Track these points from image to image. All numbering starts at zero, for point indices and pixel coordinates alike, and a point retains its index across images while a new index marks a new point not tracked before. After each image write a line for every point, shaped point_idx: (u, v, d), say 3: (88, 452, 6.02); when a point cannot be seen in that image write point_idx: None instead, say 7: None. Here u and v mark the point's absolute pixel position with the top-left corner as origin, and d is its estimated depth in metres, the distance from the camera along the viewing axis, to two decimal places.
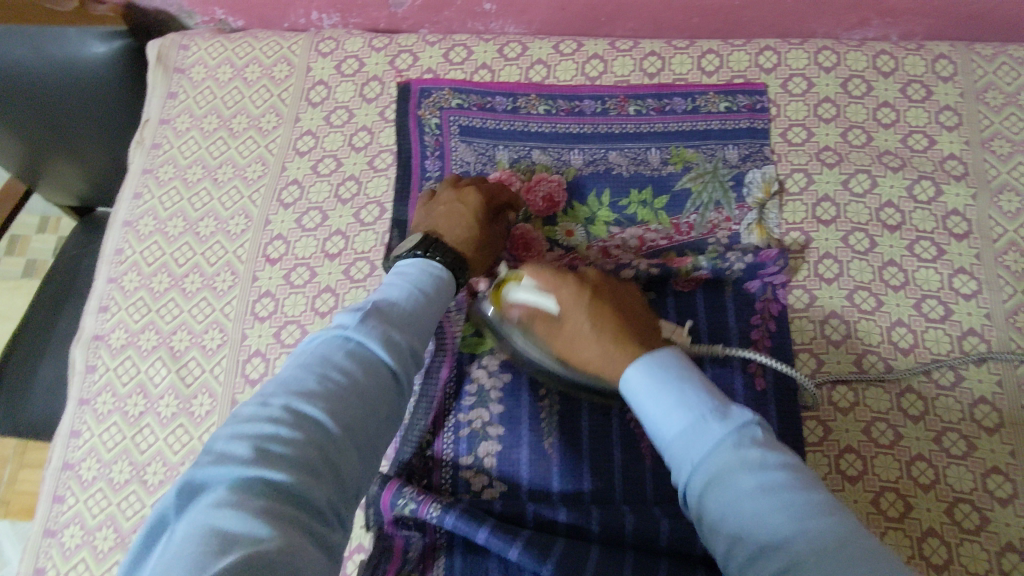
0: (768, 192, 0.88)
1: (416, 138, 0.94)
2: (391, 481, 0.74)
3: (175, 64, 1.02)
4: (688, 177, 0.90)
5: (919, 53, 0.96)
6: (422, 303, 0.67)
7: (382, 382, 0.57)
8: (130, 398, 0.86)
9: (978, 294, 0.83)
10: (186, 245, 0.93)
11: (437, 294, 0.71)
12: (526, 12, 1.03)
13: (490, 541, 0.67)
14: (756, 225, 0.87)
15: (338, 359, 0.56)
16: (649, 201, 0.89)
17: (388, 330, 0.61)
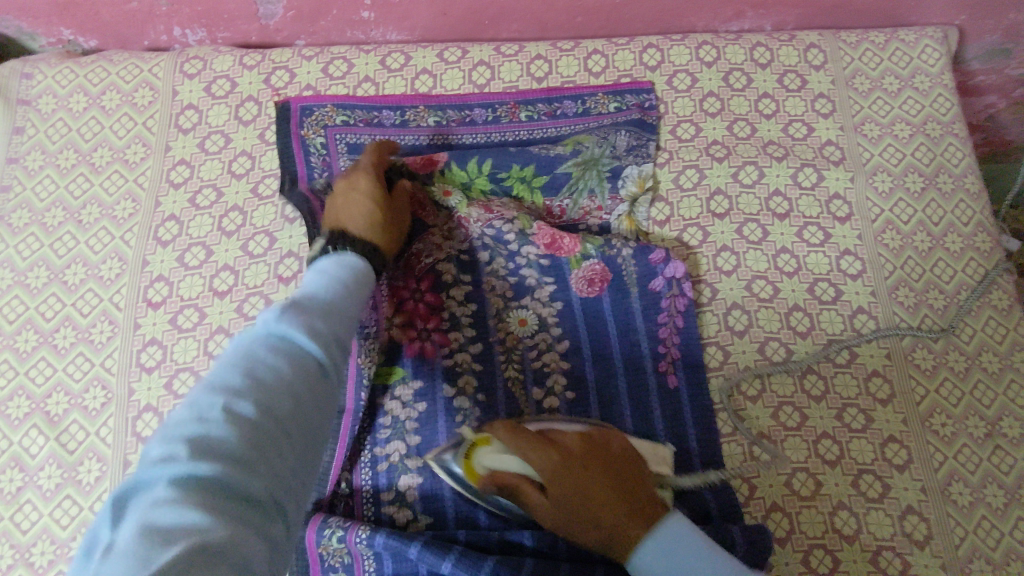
0: (642, 187, 0.90)
1: (302, 159, 0.89)
2: (314, 518, 0.74)
3: (19, 96, 0.92)
4: (574, 162, 0.89)
5: (792, 44, 0.99)
6: (351, 289, 0.62)
7: (315, 377, 0.51)
8: (4, 474, 0.78)
9: (863, 273, 0.88)
10: (52, 297, 0.84)
11: (359, 288, 0.64)
12: (407, 18, 0.99)
13: (423, 553, 0.69)
14: (626, 217, 0.89)
15: (265, 358, 0.49)
16: (528, 179, 0.89)
17: (312, 318, 0.54)
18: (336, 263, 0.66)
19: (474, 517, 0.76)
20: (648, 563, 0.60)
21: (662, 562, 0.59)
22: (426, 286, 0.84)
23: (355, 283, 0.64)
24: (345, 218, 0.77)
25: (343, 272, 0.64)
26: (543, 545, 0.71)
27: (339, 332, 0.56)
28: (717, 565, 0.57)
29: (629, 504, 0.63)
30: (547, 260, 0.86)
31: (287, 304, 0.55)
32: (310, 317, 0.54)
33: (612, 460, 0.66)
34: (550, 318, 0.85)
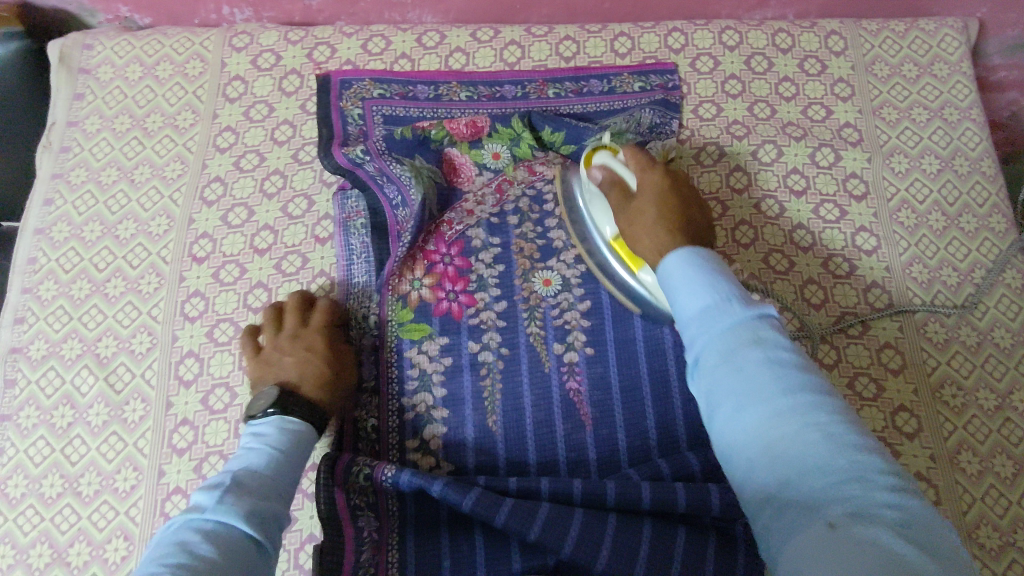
0: (667, 159, 0.91)
1: (340, 127, 0.94)
2: (342, 455, 0.77)
3: (79, 65, 0.98)
4: (601, 135, 0.92)
5: (813, 30, 1.02)
6: (284, 466, 0.65)
7: (250, 553, 0.55)
8: (56, 410, 0.83)
9: (878, 249, 0.90)
10: (105, 250, 0.90)
11: (297, 454, 0.68)
12: (442, 1, 1.04)
13: (444, 496, 0.72)
14: None
15: (196, 547, 0.52)
16: (558, 146, 0.94)
17: (248, 503, 0.58)
18: (273, 431, 0.68)
19: (493, 462, 0.80)
20: (696, 305, 0.54)
21: (685, 292, 0.55)
22: (455, 251, 0.89)
23: (289, 457, 0.66)
24: (289, 376, 0.75)
25: (283, 440, 0.67)
26: (560, 492, 0.74)
27: (280, 511, 0.61)
28: (750, 300, 0.54)
29: (727, 294, 0.53)
30: None
31: (230, 487, 0.59)
32: (246, 502, 0.58)
33: (719, 275, 0.55)
34: (574, 280, 0.88)
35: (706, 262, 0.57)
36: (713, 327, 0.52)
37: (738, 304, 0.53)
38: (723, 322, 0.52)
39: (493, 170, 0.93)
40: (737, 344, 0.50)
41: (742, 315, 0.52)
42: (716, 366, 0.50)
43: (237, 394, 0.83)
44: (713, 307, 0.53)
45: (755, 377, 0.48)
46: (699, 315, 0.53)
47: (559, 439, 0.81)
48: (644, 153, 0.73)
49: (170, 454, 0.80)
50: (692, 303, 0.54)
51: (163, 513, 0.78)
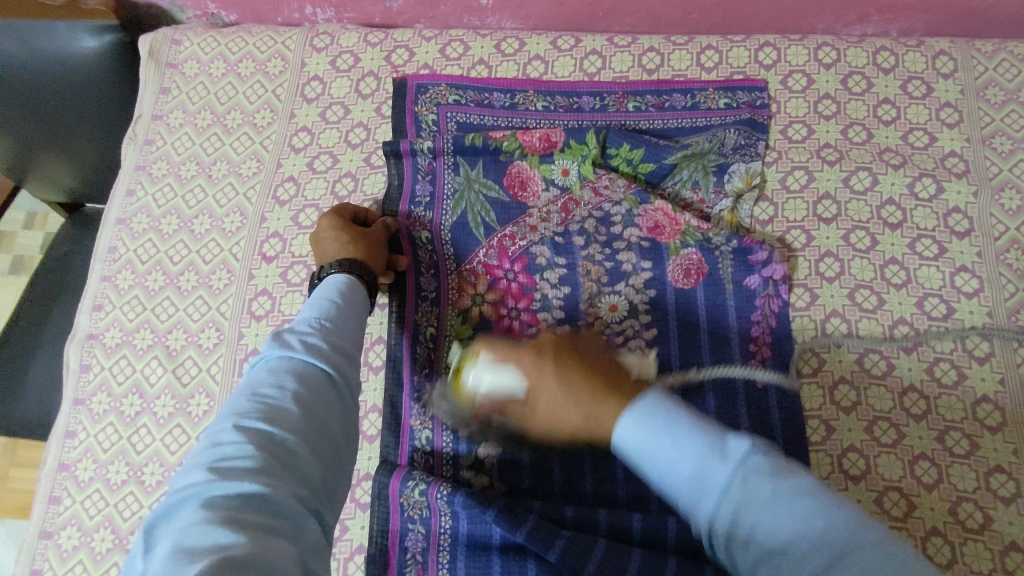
0: (749, 184, 0.88)
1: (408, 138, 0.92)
2: (397, 469, 0.77)
3: (167, 59, 1.00)
4: (681, 154, 0.90)
5: (920, 50, 0.95)
6: (342, 310, 0.69)
7: (321, 382, 0.59)
8: (126, 398, 0.85)
9: (979, 292, 0.83)
10: (180, 243, 0.92)
11: (358, 303, 0.72)
12: (524, 7, 1.02)
13: (498, 521, 0.70)
14: (727, 213, 0.88)
15: (269, 384, 0.57)
16: (635, 162, 0.91)
17: (296, 339, 0.62)
18: (324, 288, 0.72)
19: (548, 488, 0.78)
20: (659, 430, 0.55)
21: (656, 459, 0.55)
22: (518, 267, 0.87)
23: (344, 304, 0.70)
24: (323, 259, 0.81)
25: (330, 294, 0.70)
26: (618, 525, 0.73)
27: (345, 343, 0.65)
28: (719, 441, 0.53)
29: (700, 453, 0.52)
30: (648, 243, 0.87)
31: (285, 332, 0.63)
32: (291, 346, 0.61)
33: (673, 424, 0.55)
34: (641, 306, 0.85)
35: (650, 409, 0.56)
36: (705, 496, 0.52)
37: (717, 458, 0.52)
38: (674, 425, 0.55)
39: (560, 187, 0.90)
40: (741, 503, 0.50)
41: (724, 472, 0.51)
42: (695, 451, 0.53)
43: None
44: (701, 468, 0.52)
45: (668, 438, 0.54)
46: (687, 485, 0.53)
47: (618, 472, 0.78)
48: (502, 348, 0.75)
49: None
50: (674, 473, 0.53)
51: None
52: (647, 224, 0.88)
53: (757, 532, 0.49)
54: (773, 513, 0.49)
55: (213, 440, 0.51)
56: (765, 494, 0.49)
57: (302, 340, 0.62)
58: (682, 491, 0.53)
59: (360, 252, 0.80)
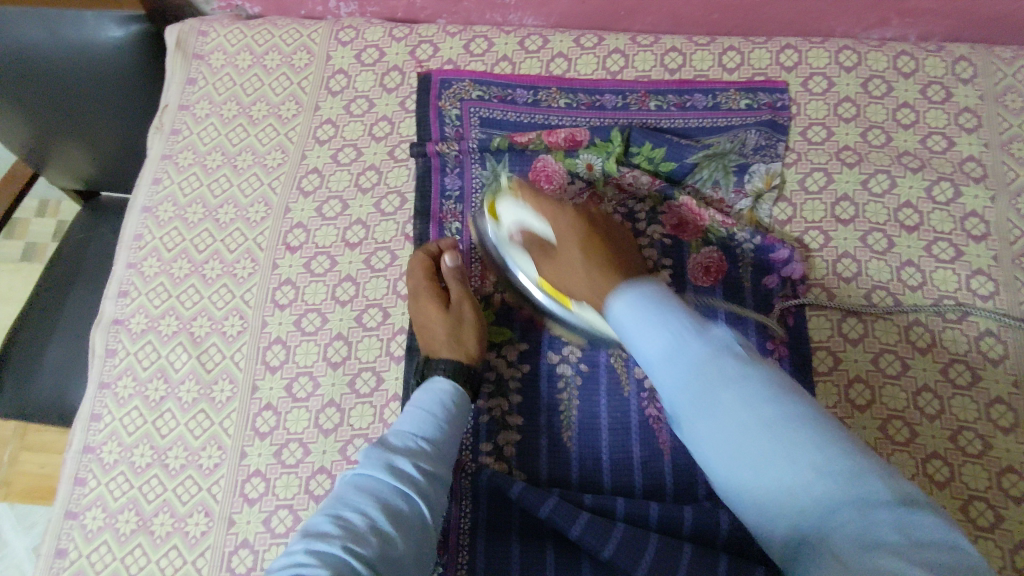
0: (769, 184, 0.90)
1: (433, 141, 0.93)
2: None
3: (194, 50, 1.01)
4: (703, 154, 0.91)
5: (940, 55, 0.96)
6: (448, 451, 0.72)
7: (414, 529, 0.63)
8: (151, 383, 0.86)
9: (995, 295, 0.84)
10: (205, 232, 0.93)
11: (456, 411, 0.75)
12: (546, 5, 1.03)
13: (520, 500, 0.73)
14: (747, 213, 0.89)
15: (395, 473, 0.66)
16: (657, 160, 0.92)
17: (390, 459, 0.67)
18: (430, 393, 0.75)
19: (566, 478, 0.80)
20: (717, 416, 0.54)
21: (638, 336, 0.61)
22: None
23: (456, 412, 0.75)
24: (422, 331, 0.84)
25: (432, 401, 0.74)
26: (635, 514, 0.74)
27: (425, 466, 0.68)
28: (701, 326, 0.59)
29: (679, 328, 0.58)
30: (669, 241, 0.89)
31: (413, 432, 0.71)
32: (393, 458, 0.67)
33: (664, 309, 0.60)
34: None
35: (643, 296, 0.62)
36: (674, 369, 0.57)
37: (694, 337, 0.58)
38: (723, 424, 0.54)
39: (585, 182, 0.91)
40: (707, 385, 0.55)
41: (697, 348, 0.57)
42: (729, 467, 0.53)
43: (320, 384, 0.85)
44: (674, 347, 0.58)
45: (648, 315, 0.61)
46: (661, 361, 0.58)
47: (636, 465, 0.80)
48: (546, 203, 0.77)
49: (253, 437, 0.83)
50: (653, 343, 0.59)
51: (243, 493, 0.81)
52: (671, 221, 0.89)
53: (750, 484, 0.51)
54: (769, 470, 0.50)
55: (355, 494, 0.63)
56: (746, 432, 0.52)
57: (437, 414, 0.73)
58: (682, 408, 0.57)
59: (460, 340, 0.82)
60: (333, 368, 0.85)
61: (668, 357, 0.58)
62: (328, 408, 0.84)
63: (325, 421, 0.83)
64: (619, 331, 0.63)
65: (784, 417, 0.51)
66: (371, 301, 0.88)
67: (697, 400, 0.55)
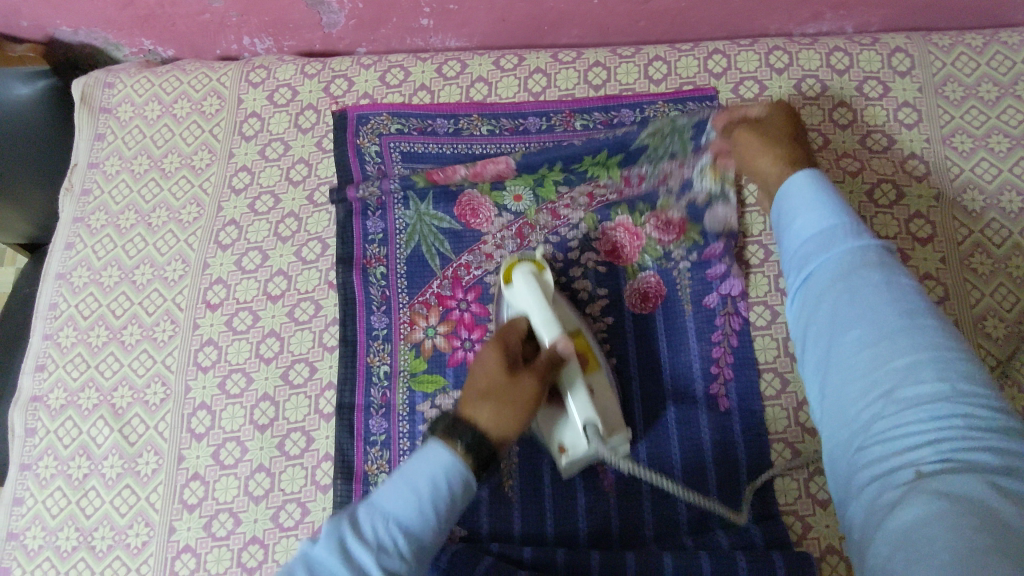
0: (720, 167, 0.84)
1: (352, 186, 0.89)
2: None
3: (101, 104, 0.98)
4: (646, 132, 0.84)
5: (875, 48, 0.91)
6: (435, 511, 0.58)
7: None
8: (73, 461, 0.83)
9: (945, 300, 0.80)
10: (123, 295, 0.89)
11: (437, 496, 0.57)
12: (466, 26, 0.99)
13: (449, 567, 0.71)
14: (709, 169, 0.84)
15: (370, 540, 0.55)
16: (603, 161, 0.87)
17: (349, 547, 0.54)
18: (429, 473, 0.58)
19: (508, 530, 0.77)
20: (812, 197, 0.61)
21: (803, 222, 0.60)
22: (471, 297, 0.85)
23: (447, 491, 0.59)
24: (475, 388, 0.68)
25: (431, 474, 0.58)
26: (577, 565, 0.72)
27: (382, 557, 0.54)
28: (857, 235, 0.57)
29: (840, 226, 0.58)
30: (605, 268, 0.85)
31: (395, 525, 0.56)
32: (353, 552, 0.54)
33: (822, 204, 0.60)
34: (598, 335, 0.83)
35: (819, 188, 0.61)
36: (827, 259, 0.56)
37: (848, 239, 0.57)
38: (828, 191, 0.61)
39: (514, 213, 0.88)
40: (858, 332, 0.51)
41: (844, 262, 0.55)
42: (824, 221, 0.59)
43: (248, 449, 0.81)
44: (839, 228, 0.58)
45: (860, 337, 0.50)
46: (823, 265, 0.56)
47: (580, 510, 0.77)
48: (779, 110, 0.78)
49: (181, 510, 0.80)
50: (813, 230, 0.59)
51: (174, 571, 0.77)
52: (608, 247, 0.86)
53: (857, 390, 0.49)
54: (875, 360, 0.49)
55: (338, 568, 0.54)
56: (877, 300, 0.51)
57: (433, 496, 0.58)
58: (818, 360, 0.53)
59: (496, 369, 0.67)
60: (260, 431, 0.82)
61: (823, 235, 0.58)
62: (257, 473, 0.80)
63: (255, 487, 0.80)
64: (785, 199, 0.63)
65: (907, 330, 0.49)
66: (297, 356, 0.85)
67: (827, 245, 0.57)
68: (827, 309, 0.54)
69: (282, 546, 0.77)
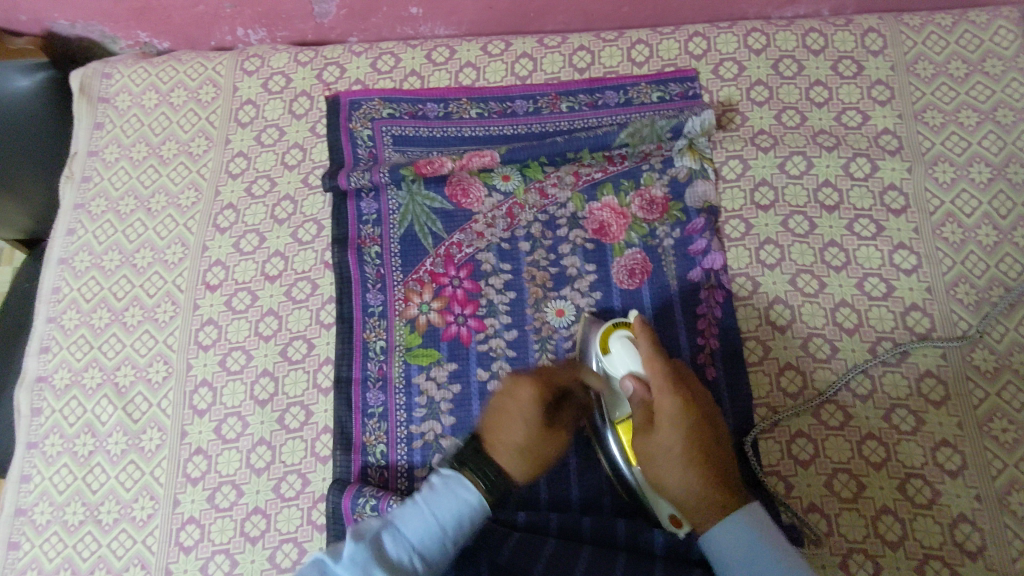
0: (696, 158, 0.89)
1: (344, 174, 0.90)
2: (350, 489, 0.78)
3: (98, 93, 1.00)
4: (626, 133, 0.89)
5: (848, 29, 0.95)
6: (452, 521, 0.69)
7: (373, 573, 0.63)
8: (78, 438, 0.85)
9: (918, 268, 0.84)
10: (124, 278, 0.91)
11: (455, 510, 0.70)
12: (454, 14, 1.02)
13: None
14: (687, 149, 0.89)
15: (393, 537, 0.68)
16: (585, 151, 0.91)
17: (373, 561, 0.64)
18: (461, 498, 0.71)
19: (503, 495, 0.80)
20: (750, 551, 0.65)
21: (743, 572, 0.64)
22: (463, 274, 0.88)
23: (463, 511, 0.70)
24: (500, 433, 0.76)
25: (445, 498, 0.70)
26: (568, 526, 0.75)
27: (408, 566, 0.66)
28: (797, 565, 0.64)
29: (767, 560, 0.64)
30: (592, 244, 0.88)
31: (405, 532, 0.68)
32: (377, 560, 0.65)
33: (758, 562, 0.64)
34: (587, 309, 0.85)
35: (751, 524, 0.67)
36: (755, 571, 0.64)
37: (795, 573, 0.63)
38: (752, 532, 0.66)
39: (503, 193, 0.90)
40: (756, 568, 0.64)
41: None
42: (749, 557, 0.65)
43: (249, 423, 0.84)
44: (725, 531, 0.67)
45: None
46: None
47: (572, 476, 0.80)
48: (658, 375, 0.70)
49: (185, 483, 0.82)
50: (743, 573, 0.64)
51: (179, 542, 0.80)
52: (595, 226, 0.88)
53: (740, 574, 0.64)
54: (765, 566, 0.64)
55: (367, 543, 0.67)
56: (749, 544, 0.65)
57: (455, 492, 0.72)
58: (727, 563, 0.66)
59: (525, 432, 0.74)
60: (261, 406, 0.84)
61: (726, 525, 0.67)
62: (259, 447, 0.83)
63: (257, 460, 0.82)
64: (711, 548, 0.67)
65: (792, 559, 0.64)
66: (295, 333, 0.87)
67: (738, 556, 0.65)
68: (729, 543, 0.66)
69: (284, 516, 0.80)
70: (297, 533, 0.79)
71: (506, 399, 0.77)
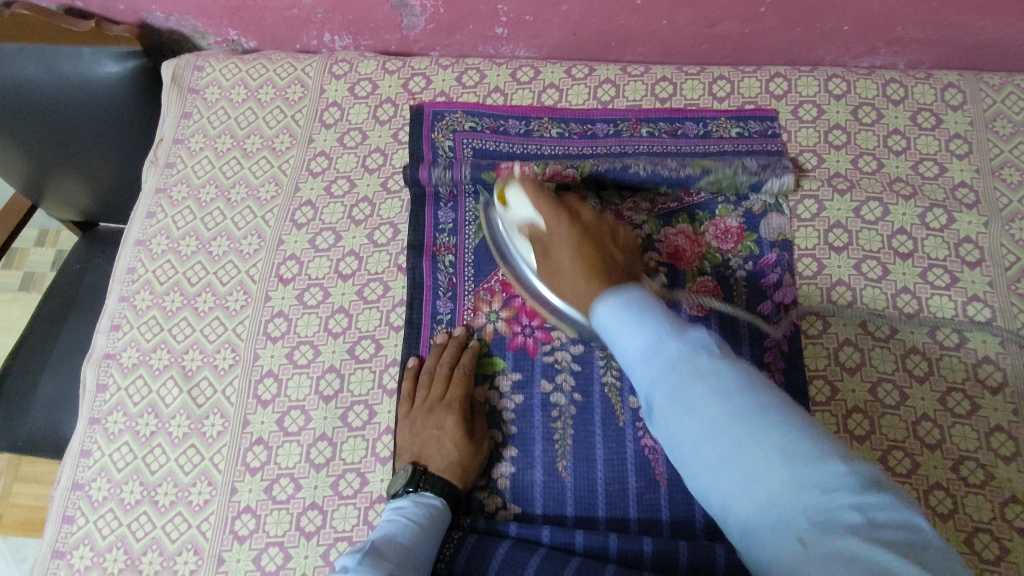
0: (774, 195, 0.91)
1: (425, 168, 0.92)
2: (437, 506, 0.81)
3: (189, 85, 1.03)
4: (707, 179, 0.89)
5: (928, 82, 0.97)
6: (420, 535, 0.72)
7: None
8: (141, 418, 0.86)
9: (992, 321, 0.84)
10: (199, 264, 0.93)
11: (434, 526, 0.74)
12: (538, 37, 1.04)
13: None
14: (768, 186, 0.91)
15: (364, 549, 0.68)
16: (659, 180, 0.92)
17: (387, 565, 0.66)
18: (417, 506, 0.75)
19: (560, 514, 0.79)
20: (627, 314, 0.59)
21: (625, 343, 0.58)
22: None
23: (431, 525, 0.74)
24: (426, 452, 0.80)
25: (419, 515, 0.74)
26: (629, 551, 0.74)
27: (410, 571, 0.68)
28: (680, 329, 0.56)
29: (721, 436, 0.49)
30: (665, 269, 0.89)
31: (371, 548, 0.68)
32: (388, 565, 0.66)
33: (648, 313, 0.58)
34: None
35: (630, 301, 0.60)
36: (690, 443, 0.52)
37: (673, 340, 0.55)
38: (644, 309, 0.59)
39: None
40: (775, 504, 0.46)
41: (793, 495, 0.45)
42: (749, 478, 0.47)
43: (311, 418, 0.84)
44: (651, 347, 0.56)
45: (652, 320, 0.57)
46: (642, 359, 0.56)
47: (632, 497, 0.79)
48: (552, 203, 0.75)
49: (243, 472, 0.82)
50: (635, 341, 0.57)
51: (233, 530, 0.79)
52: (672, 249, 0.90)
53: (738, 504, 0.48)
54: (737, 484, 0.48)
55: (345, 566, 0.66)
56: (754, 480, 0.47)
57: (420, 511, 0.75)
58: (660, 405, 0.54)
59: (453, 451, 0.78)
60: (324, 401, 0.85)
61: (648, 355, 0.56)
62: (319, 442, 0.83)
63: (316, 455, 0.82)
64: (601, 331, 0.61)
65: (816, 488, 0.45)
66: (364, 333, 0.88)
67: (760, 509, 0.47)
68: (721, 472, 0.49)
69: (340, 514, 0.79)
70: (352, 533, 0.79)
71: (428, 421, 0.81)
